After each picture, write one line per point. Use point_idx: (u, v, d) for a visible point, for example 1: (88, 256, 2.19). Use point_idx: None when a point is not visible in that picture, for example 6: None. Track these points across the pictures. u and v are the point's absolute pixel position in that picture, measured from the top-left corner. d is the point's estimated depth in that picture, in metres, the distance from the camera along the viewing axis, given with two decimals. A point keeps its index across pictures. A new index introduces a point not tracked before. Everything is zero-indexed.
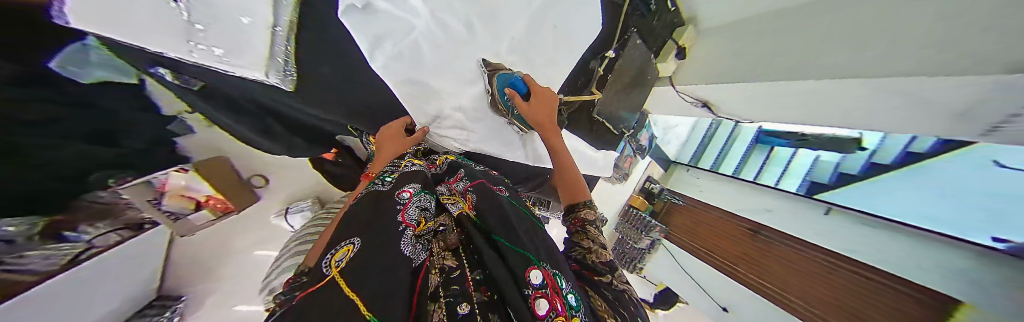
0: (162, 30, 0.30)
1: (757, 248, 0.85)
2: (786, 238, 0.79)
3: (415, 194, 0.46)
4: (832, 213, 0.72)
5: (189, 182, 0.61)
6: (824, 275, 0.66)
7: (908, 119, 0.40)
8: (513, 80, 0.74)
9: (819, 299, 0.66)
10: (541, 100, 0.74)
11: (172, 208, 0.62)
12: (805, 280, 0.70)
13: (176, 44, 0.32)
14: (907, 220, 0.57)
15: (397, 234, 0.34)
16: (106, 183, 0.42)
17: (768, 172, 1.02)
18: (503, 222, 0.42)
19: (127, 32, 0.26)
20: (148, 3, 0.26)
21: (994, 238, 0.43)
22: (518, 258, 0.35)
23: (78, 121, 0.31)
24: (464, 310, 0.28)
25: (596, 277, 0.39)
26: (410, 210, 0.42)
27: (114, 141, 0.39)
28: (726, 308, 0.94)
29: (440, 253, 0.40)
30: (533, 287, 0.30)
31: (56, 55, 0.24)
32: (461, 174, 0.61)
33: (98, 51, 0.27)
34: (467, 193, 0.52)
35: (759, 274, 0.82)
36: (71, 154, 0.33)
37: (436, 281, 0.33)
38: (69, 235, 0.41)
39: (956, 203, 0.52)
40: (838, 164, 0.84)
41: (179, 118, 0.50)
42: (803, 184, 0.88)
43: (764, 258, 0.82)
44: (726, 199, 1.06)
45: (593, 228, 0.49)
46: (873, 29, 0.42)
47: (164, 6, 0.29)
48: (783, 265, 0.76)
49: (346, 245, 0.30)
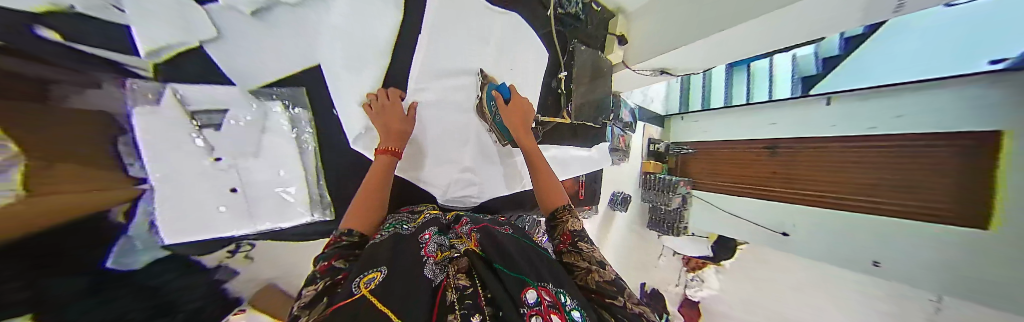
0: (231, 220, 0.43)
1: (782, 162, 0.99)
2: (802, 144, 0.94)
3: (433, 234, 0.42)
4: (833, 101, 0.87)
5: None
6: (856, 162, 0.81)
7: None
8: (500, 87, 0.71)
9: (859, 185, 0.80)
10: (523, 104, 0.70)
11: None
12: (840, 172, 0.85)
13: (240, 225, 0.45)
14: (901, 80, 0.72)
15: (417, 265, 0.32)
16: None
17: (757, 88, 1.12)
18: (508, 248, 0.37)
19: (198, 229, 0.39)
20: (213, 204, 0.41)
21: (991, 62, 0.58)
22: (514, 280, 0.30)
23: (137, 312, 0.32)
24: (477, 320, 0.25)
25: (606, 300, 0.31)
26: (432, 247, 0.38)
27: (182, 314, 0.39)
28: (786, 233, 0.95)
29: (457, 274, 0.34)
30: (528, 306, 0.27)
31: (109, 255, 0.30)
32: (467, 219, 0.52)
33: (145, 246, 0.34)
34: (471, 233, 0.43)
35: (796, 184, 0.95)
36: None
37: (452, 298, 0.29)
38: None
39: (934, 46, 0.69)
40: (816, 53, 0.97)
41: (223, 265, 0.46)
42: (795, 82, 0.98)
43: (794, 170, 0.96)
44: (733, 133, 1.18)
45: (586, 243, 0.42)
46: None
47: (229, 201, 0.43)
48: (815, 165, 0.90)
49: (375, 271, 0.28)
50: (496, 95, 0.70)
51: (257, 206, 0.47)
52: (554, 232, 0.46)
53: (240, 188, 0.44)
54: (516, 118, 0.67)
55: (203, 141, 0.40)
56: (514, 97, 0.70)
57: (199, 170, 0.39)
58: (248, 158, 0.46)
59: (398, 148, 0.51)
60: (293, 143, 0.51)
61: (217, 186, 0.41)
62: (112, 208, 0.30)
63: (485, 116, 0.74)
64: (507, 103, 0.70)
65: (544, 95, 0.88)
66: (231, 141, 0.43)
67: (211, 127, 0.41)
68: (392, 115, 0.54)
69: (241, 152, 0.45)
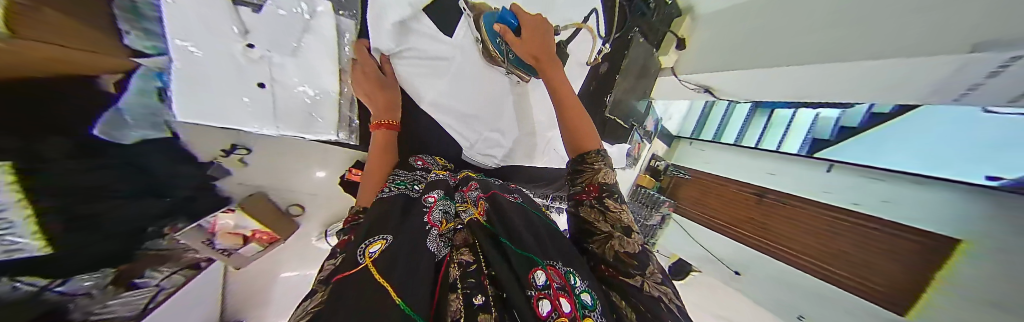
0: (257, 116, 0.40)
1: (761, 212, 0.97)
2: (786, 197, 0.91)
3: (438, 199, 0.45)
4: (834, 169, 0.82)
5: (237, 221, 0.64)
6: (820, 228, 0.78)
7: (879, 75, 0.41)
8: (501, 15, 0.51)
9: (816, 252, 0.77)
10: (539, 25, 0.52)
11: (225, 247, 0.64)
12: (802, 234, 0.83)
13: (262, 122, 0.41)
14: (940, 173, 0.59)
15: (419, 233, 0.34)
16: (159, 231, 0.49)
17: (770, 137, 1.12)
18: (516, 226, 0.38)
19: (220, 120, 0.37)
20: (235, 97, 0.37)
21: (988, 177, 0.51)
22: (522, 259, 0.31)
23: (115, 177, 0.37)
24: (480, 301, 0.26)
25: (622, 278, 0.30)
26: (434, 213, 0.41)
27: (158, 195, 0.46)
28: (738, 271, 1.01)
29: (460, 248, 0.38)
30: (535, 288, 0.27)
31: (97, 123, 0.32)
32: (476, 184, 0.55)
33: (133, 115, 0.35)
34: (477, 201, 0.47)
35: (761, 234, 0.95)
36: (134, 210, 0.41)
37: (456, 276, 0.31)
38: (140, 282, 0.49)
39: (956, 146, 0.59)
40: (839, 119, 0.92)
41: (216, 162, 0.60)
42: (805, 142, 0.98)
43: (768, 220, 0.94)
44: (729, 168, 1.19)
45: (612, 200, 0.40)
46: (858, 24, 0.45)
47: (255, 94, 0.39)
48: (787, 220, 0.88)
49: (379, 240, 0.30)
50: (502, 30, 0.52)
51: (280, 112, 0.42)
52: (575, 182, 0.45)
53: (269, 85, 0.39)
54: (536, 47, 0.52)
55: (239, 23, 0.32)
56: (523, 21, 0.52)
57: (231, 55, 0.34)
58: (283, 56, 0.38)
59: (390, 122, 0.55)
60: (332, 55, 0.41)
61: (242, 76, 0.36)
62: (103, 75, 0.28)
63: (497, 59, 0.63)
64: (519, 33, 0.52)
65: (587, 80, 0.82)
66: (267, 33, 0.35)
67: (252, 7, 0.32)
68: (372, 82, 0.50)
69: (280, 49, 0.37)
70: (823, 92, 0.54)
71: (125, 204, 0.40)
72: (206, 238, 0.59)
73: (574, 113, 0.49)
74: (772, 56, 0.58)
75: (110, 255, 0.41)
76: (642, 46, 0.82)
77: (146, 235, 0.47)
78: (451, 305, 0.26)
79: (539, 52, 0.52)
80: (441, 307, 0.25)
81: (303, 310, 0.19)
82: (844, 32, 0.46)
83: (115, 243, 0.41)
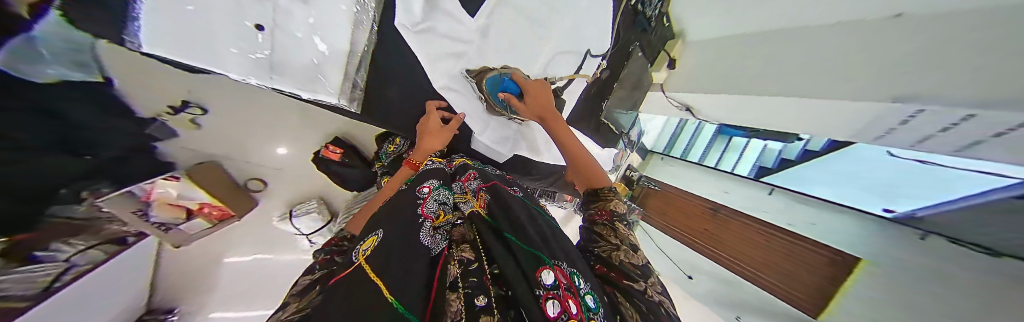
0: (247, 63, 0.29)
1: (716, 224, 1.00)
2: (740, 214, 0.94)
3: (433, 189, 0.48)
4: (775, 193, 0.88)
5: (181, 191, 0.56)
6: (768, 243, 0.83)
7: (872, 111, 0.34)
8: (504, 82, 0.54)
9: (760, 265, 0.83)
10: (541, 88, 0.55)
11: (160, 220, 0.55)
12: (752, 248, 0.87)
13: (255, 70, 0.30)
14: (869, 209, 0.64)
15: (414, 225, 0.38)
16: (76, 195, 0.39)
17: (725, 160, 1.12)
18: (518, 216, 0.40)
19: (205, 57, 0.26)
20: (228, 34, 0.26)
21: (885, 209, 0.61)
22: (527, 257, 0.32)
23: (48, 129, 0.30)
24: (482, 302, 0.28)
25: (626, 282, 0.32)
26: (431, 205, 0.45)
27: (78, 151, 0.37)
28: (692, 276, 1.03)
29: (462, 246, 0.39)
30: (545, 288, 0.27)
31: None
32: (475, 173, 0.56)
33: (47, 45, 0.21)
34: (478, 192, 0.49)
35: (715, 244, 0.99)
36: (49, 164, 0.32)
37: (455, 275, 0.33)
38: (42, 256, 0.38)
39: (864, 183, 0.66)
40: (781, 151, 0.94)
41: (157, 120, 0.49)
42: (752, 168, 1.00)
43: (722, 233, 0.97)
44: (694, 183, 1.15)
45: (624, 225, 0.40)
46: (853, 58, 0.38)
47: (253, 38, 0.28)
48: (739, 234, 0.92)
49: (371, 236, 0.33)
50: (505, 96, 0.54)
51: (277, 65, 0.32)
52: (588, 205, 0.45)
53: (270, 30, 0.29)
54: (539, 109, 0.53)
55: None
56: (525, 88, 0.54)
57: None
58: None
59: (419, 162, 0.58)
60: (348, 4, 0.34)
61: (239, 15, 0.26)
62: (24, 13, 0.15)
63: (497, 109, 0.62)
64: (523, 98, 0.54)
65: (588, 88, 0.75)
66: None
67: None
68: (434, 131, 0.58)
69: None
70: (794, 126, 0.48)
71: (33, 156, 0.30)
72: (138, 209, 0.50)
73: (582, 155, 0.49)
74: (758, 84, 0.50)
75: (13, 219, 0.31)
76: (639, 60, 0.77)
77: (57, 199, 0.37)
78: (451, 306, 0.27)
79: (543, 111, 0.53)
80: (439, 305, 0.27)
81: (300, 309, 0.21)
82: (840, 65, 0.39)
83: (18, 206, 0.31)
